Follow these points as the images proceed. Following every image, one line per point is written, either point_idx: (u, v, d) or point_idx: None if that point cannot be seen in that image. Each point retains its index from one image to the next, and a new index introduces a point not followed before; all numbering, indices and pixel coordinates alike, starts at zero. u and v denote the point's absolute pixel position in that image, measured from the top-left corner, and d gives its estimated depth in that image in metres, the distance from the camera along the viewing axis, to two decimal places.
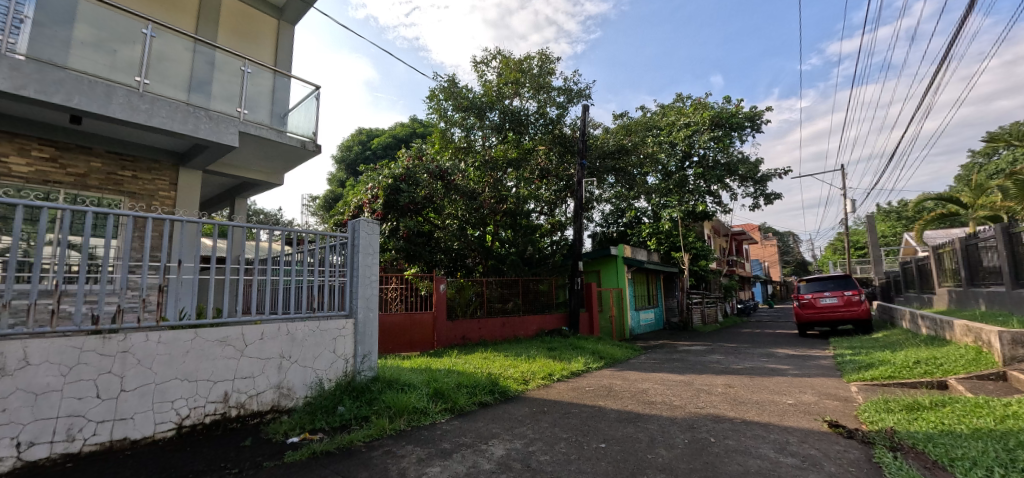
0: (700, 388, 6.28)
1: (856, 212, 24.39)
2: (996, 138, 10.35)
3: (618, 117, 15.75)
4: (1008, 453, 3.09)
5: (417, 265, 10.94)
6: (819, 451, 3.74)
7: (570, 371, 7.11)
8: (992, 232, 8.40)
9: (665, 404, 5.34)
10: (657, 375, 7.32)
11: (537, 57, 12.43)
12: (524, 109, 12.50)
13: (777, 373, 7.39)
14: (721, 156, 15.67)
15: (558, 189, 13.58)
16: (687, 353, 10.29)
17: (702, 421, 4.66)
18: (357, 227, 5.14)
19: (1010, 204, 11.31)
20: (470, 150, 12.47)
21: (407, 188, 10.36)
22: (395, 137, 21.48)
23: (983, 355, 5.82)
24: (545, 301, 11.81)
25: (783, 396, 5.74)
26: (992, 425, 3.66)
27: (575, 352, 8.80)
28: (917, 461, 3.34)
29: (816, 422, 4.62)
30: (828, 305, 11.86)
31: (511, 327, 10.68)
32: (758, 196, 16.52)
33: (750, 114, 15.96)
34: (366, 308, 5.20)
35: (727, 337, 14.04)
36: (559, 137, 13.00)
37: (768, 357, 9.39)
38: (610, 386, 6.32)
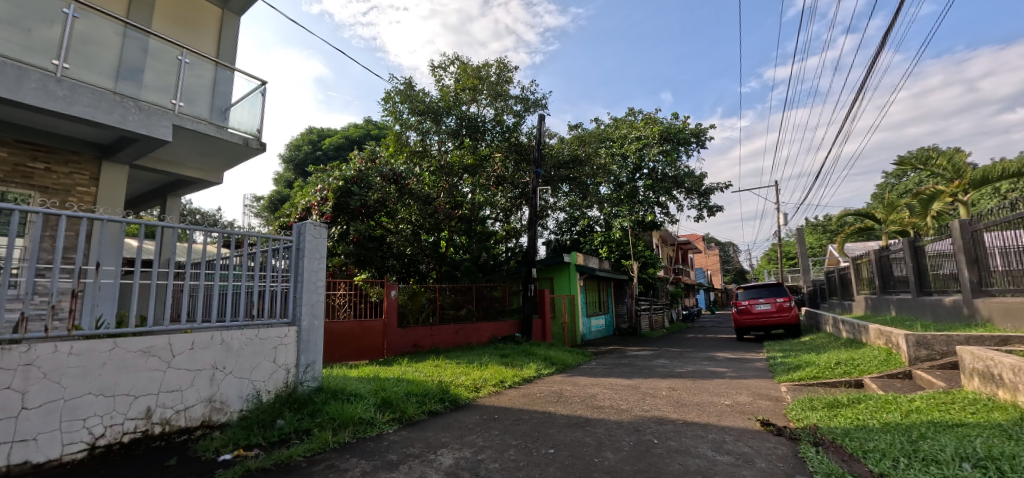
0: (646, 391, 6.49)
1: (788, 225, 26.19)
2: (904, 162, 11.51)
3: (573, 128, 16.11)
4: (911, 444, 3.40)
5: (368, 270, 10.67)
6: (752, 449, 3.96)
7: (521, 377, 7.15)
8: (901, 245, 9.28)
9: (613, 408, 5.48)
10: (606, 380, 7.49)
11: (495, 65, 12.47)
12: (481, 116, 12.47)
13: (717, 376, 7.77)
14: (669, 169, 16.35)
15: (513, 196, 13.82)
16: (635, 357, 10.62)
17: (647, 423, 4.81)
18: (303, 230, 4.96)
19: (917, 220, 12.56)
20: (426, 154, 12.31)
21: (358, 191, 10.08)
22: (347, 138, 20.85)
23: (894, 355, 6.40)
24: (499, 307, 11.81)
25: (722, 398, 6.04)
26: (899, 419, 4.02)
27: (527, 359, 8.86)
28: (836, 454, 3.62)
29: (750, 421, 4.90)
30: (763, 311, 12.64)
31: (464, 334, 10.57)
32: (702, 208, 17.35)
33: (697, 130, 16.73)
34: (311, 316, 4.99)
35: (672, 342, 14.60)
36: (516, 145, 13.20)
37: (709, 360, 9.86)
38: (560, 392, 6.40)
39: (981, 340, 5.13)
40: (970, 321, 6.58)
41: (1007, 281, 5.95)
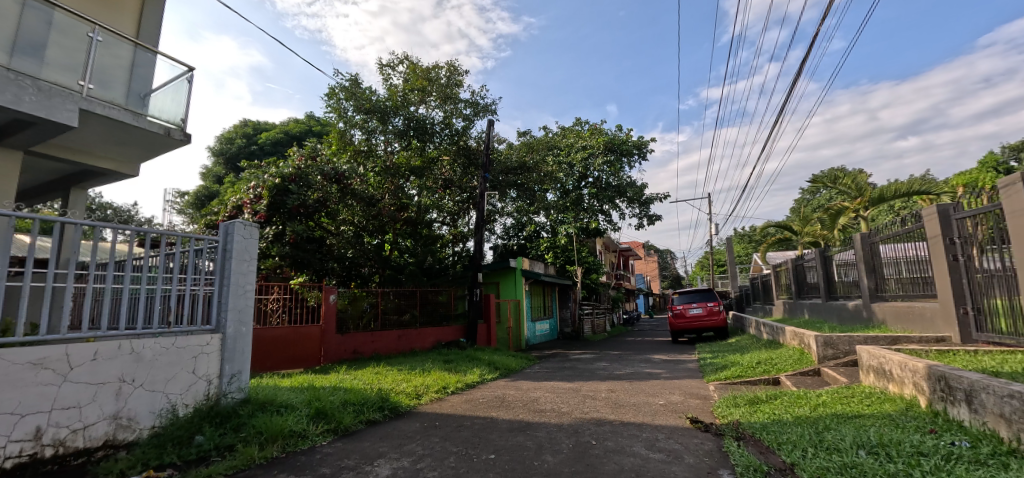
0: (586, 394, 6.66)
1: (719, 235, 27.92)
2: (816, 180, 12.69)
3: (522, 135, 16.28)
4: (818, 435, 3.73)
5: (306, 273, 10.12)
6: (681, 445, 4.18)
7: (464, 382, 7.09)
8: (813, 255, 10.18)
9: (554, 411, 5.57)
10: (548, 383, 7.60)
11: (445, 67, 12.37)
12: (430, 117, 12.24)
13: (653, 377, 8.11)
14: (613, 179, 16.93)
15: (460, 200, 13.73)
16: (577, 361, 10.86)
17: (586, 425, 4.94)
18: (230, 230, 4.67)
19: (827, 233, 13.84)
20: (371, 154, 11.96)
21: (296, 189, 9.57)
22: (287, 133, 19.80)
23: (806, 355, 6.98)
24: (443, 312, 11.64)
25: (656, 398, 6.32)
26: (808, 413, 4.40)
27: (471, 364, 8.82)
28: (755, 447, 3.90)
29: (681, 419, 5.15)
30: (695, 315, 13.36)
31: (406, 340, 10.29)
32: (642, 217, 18.09)
33: (638, 143, 17.44)
34: (238, 322, 4.70)
35: (612, 345, 15.05)
36: (464, 148, 12.79)
37: (646, 362, 10.29)
38: (503, 397, 6.40)
39: (877, 340, 5.72)
40: (869, 323, 7.32)
41: (898, 287, 6.67)
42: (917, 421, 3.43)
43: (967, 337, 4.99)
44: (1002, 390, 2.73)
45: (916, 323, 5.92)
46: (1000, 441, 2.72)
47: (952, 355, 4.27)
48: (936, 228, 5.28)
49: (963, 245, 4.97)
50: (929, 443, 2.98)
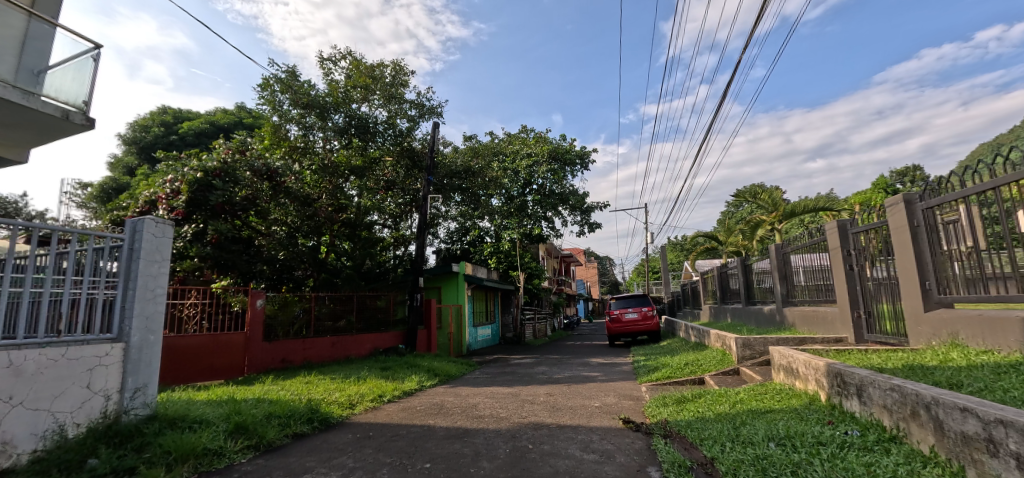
0: (524, 398, 6.71)
1: (653, 243, 29.32)
2: (739, 195, 13.69)
3: (468, 139, 16.22)
4: (735, 430, 4.00)
5: (230, 275, 9.40)
6: (614, 446, 4.32)
7: (401, 390, 6.90)
8: (736, 264, 10.95)
9: (492, 417, 5.56)
10: (487, 389, 7.58)
11: (391, 66, 12.13)
12: (372, 116, 11.88)
13: (589, 380, 8.32)
14: (556, 187, 17.24)
15: (403, 202, 13.55)
16: (517, 366, 10.92)
17: (523, 429, 4.97)
18: (139, 228, 4.36)
19: (748, 243, 14.95)
20: (308, 151, 11.29)
21: (222, 186, 8.73)
22: (212, 124, 18.39)
23: (727, 356, 7.49)
24: (382, 318, 11.29)
25: (592, 400, 6.50)
26: (727, 410, 4.72)
27: (409, 370, 8.61)
28: (680, 444, 4.12)
29: (614, 420, 5.33)
30: (631, 319, 13.91)
31: (341, 347, 9.87)
32: (583, 224, 18.57)
33: (581, 152, 17.91)
34: (144, 331, 4.33)
35: (552, 349, 15.33)
36: (408, 150, 12.70)
37: (584, 366, 10.56)
38: (441, 404, 6.30)
39: (786, 341, 6.25)
40: (781, 326, 7.99)
41: (805, 293, 7.33)
42: (818, 413, 3.78)
43: (860, 338, 5.58)
44: (885, 384, 3.07)
45: (820, 326, 6.53)
46: (883, 429, 3.05)
47: (847, 353, 4.75)
48: (836, 240, 5.87)
49: (857, 256, 5.56)
50: (827, 433, 3.29)
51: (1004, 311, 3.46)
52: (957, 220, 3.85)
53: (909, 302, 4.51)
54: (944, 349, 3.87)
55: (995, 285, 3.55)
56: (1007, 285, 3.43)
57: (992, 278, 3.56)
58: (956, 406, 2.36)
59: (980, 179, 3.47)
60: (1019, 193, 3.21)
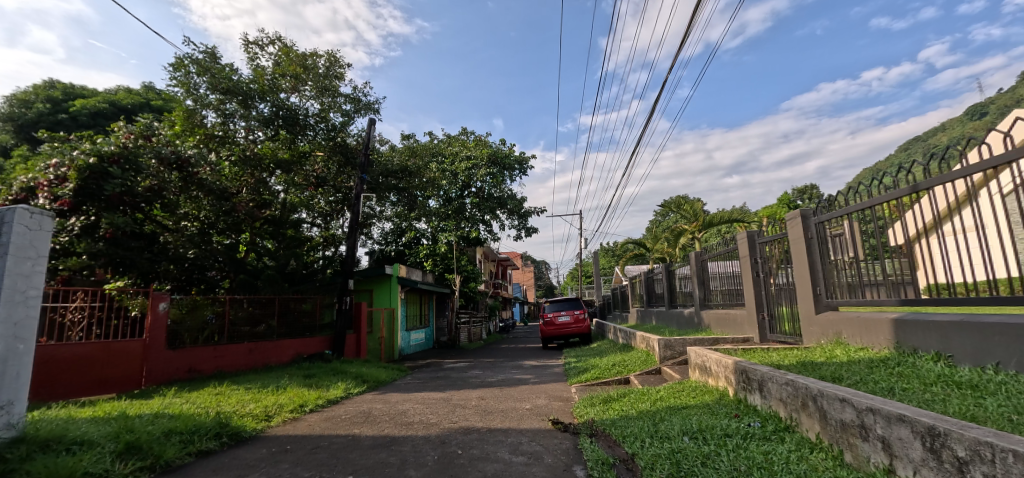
0: (456, 403, 6.65)
1: (587, 249, 30.31)
2: (665, 205, 14.52)
3: (406, 138, 15.85)
4: (653, 425, 4.23)
5: (129, 276, 8.48)
6: (542, 447, 4.39)
7: (326, 399, 6.57)
8: (661, 269, 11.59)
9: (421, 423, 5.45)
10: (418, 394, 7.41)
11: (324, 57, 11.58)
12: (302, 108, 11.24)
13: (522, 383, 8.42)
14: (494, 190, 17.28)
15: (334, 201, 13.15)
16: (450, 370, 10.80)
17: (453, 435, 4.92)
18: (9, 220, 3.87)
19: (673, 251, 15.89)
20: (227, 141, 10.43)
21: (120, 174, 7.62)
22: (112, 103, 16.47)
23: (651, 356, 7.90)
24: (307, 322, 10.70)
25: (524, 402, 6.57)
26: (649, 407, 4.97)
27: (335, 377, 8.22)
28: (604, 442, 4.28)
29: (544, 421, 5.42)
30: (563, 322, 14.26)
31: (259, 354, 9.21)
32: (520, 228, 18.77)
33: (520, 158, 18.05)
34: (12, 338, 3.79)
35: (486, 353, 15.35)
36: (341, 145, 12.04)
37: (517, 368, 10.66)
38: (369, 412, 6.08)
39: (702, 342, 6.71)
40: (699, 327, 8.57)
41: (720, 297, 7.90)
42: (726, 407, 4.09)
43: (764, 337, 6.12)
44: (781, 378, 3.38)
45: (731, 327, 7.08)
46: (779, 420, 3.35)
47: (752, 352, 5.20)
48: (746, 249, 6.40)
49: (763, 264, 6.09)
50: (733, 425, 3.56)
51: (878, 313, 3.95)
52: (841, 234, 4.35)
53: (804, 305, 5.01)
54: (831, 346, 4.34)
55: (871, 290, 4.04)
56: (880, 290, 3.93)
57: (869, 284, 4.06)
58: (837, 397, 2.64)
59: (864, 197, 3.94)
60: (891, 212, 3.68)
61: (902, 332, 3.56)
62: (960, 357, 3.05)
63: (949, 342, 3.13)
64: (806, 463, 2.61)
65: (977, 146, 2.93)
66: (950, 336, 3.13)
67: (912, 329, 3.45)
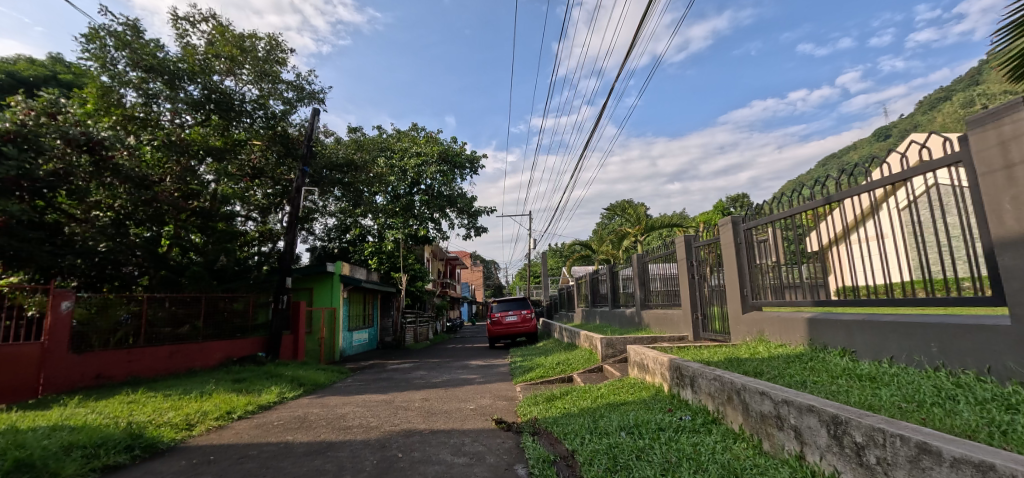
0: (399, 405, 6.50)
1: (536, 249, 30.66)
2: (611, 209, 14.99)
3: (352, 131, 15.33)
4: (593, 422, 4.34)
5: (24, 271, 7.49)
6: (484, 447, 4.39)
7: (257, 404, 6.22)
8: (605, 270, 11.95)
9: (361, 427, 5.28)
10: (359, 397, 7.18)
11: (264, 39, 10.96)
12: (238, 92, 10.60)
13: (467, 383, 8.38)
14: (444, 188, 17.07)
15: (272, 193, 12.48)
16: (394, 371, 10.56)
17: (394, 438, 4.81)
18: None
19: (618, 252, 16.43)
20: (150, 124, 9.63)
21: (17, 156, 6.65)
22: (11, 75, 14.65)
23: (593, 355, 8.13)
24: (238, 323, 10.06)
25: (468, 403, 6.54)
26: (589, 404, 5.11)
27: (269, 381, 7.79)
28: (546, 439, 4.35)
29: (487, 421, 5.42)
30: (510, 322, 14.35)
31: (182, 357, 8.55)
32: (470, 227, 18.68)
33: (471, 157, 17.93)
34: None
35: (432, 353, 15.15)
36: (281, 135, 11.44)
37: (463, 368, 10.59)
38: (305, 417, 5.81)
39: (642, 340, 6.99)
40: (639, 326, 8.92)
41: (659, 297, 8.25)
42: (661, 402, 4.29)
43: (697, 335, 6.47)
44: (710, 374, 3.59)
45: (668, 326, 7.42)
46: (707, 413, 3.56)
47: (686, 350, 5.48)
48: (683, 252, 6.74)
49: (698, 266, 6.43)
50: (666, 419, 3.74)
51: (795, 313, 4.29)
52: (765, 239, 4.70)
53: (732, 305, 5.35)
54: (754, 343, 4.66)
55: (790, 292, 4.38)
56: (797, 293, 4.27)
57: (789, 286, 4.39)
58: (757, 390, 2.84)
59: (786, 205, 4.26)
60: (809, 221, 4.00)
61: (815, 330, 3.89)
62: (861, 353, 3.38)
63: (853, 339, 3.45)
64: (730, 453, 2.79)
65: (880, 165, 3.26)
66: (854, 333, 3.45)
67: (824, 327, 3.78)
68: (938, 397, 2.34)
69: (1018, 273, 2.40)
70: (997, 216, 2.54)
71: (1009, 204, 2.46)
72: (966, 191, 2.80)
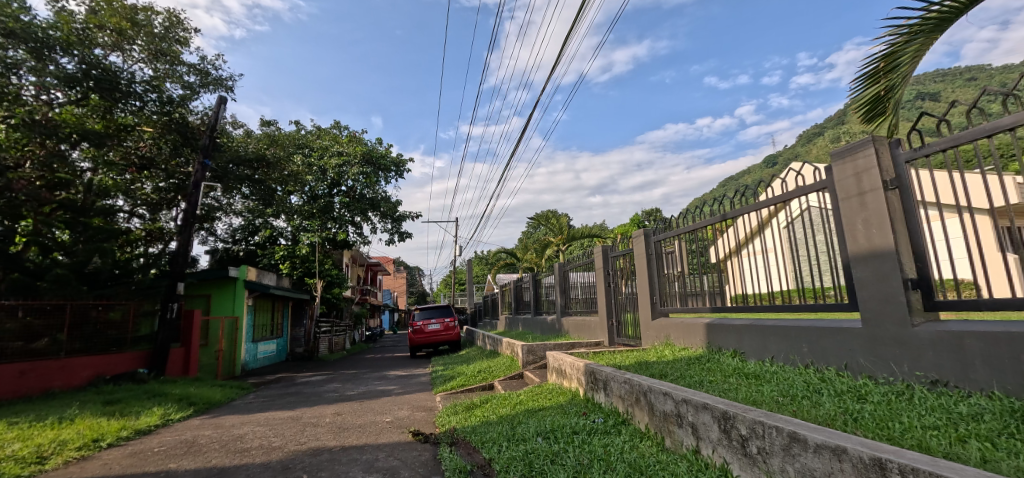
0: (307, 422, 6.10)
1: (462, 256, 30.43)
2: (536, 218, 15.35)
3: (266, 125, 14.29)
4: (511, 429, 4.37)
5: None
6: (399, 461, 4.26)
7: (134, 430, 5.50)
8: (529, 278, 12.17)
9: (261, 448, 4.87)
10: (262, 415, 6.63)
11: (162, 14, 9.92)
12: (127, 72, 9.41)
13: (384, 394, 8.08)
14: (367, 191, 16.44)
15: (165, 187, 11.25)
16: (304, 384, 9.89)
17: (299, 458, 4.50)
18: None
19: (542, 261, 16.81)
20: (10, 99, 8.27)
21: None
22: None
23: (514, 362, 8.23)
24: (115, 335, 8.88)
25: (384, 415, 6.30)
26: (508, 411, 5.16)
27: (152, 402, 6.94)
28: (464, 449, 4.31)
29: (403, 434, 5.26)
30: (433, 330, 14.08)
31: (39, 376, 7.36)
32: (393, 232, 18.14)
33: (397, 159, 17.45)
34: None
35: (348, 364, 14.44)
36: (178, 122, 10.37)
37: (381, 379, 10.20)
38: (194, 440, 5.25)
39: (561, 346, 7.20)
40: (560, 333, 9.18)
41: (578, 305, 8.57)
42: (576, 406, 4.44)
43: (612, 341, 6.80)
44: (620, 377, 3.78)
45: (586, 332, 7.73)
46: (618, 415, 3.75)
47: (600, 355, 5.74)
48: (600, 262, 7.10)
49: (614, 275, 6.79)
50: (580, 423, 3.88)
51: (696, 319, 4.67)
52: (670, 251, 5.13)
53: (643, 312, 5.70)
54: (661, 347, 5.00)
55: (693, 299, 4.76)
56: (698, 300, 4.66)
57: (691, 293, 4.78)
58: (661, 391, 3.04)
59: (689, 221, 4.68)
60: (710, 235, 4.39)
61: (712, 334, 4.25)
62: (748, 353, 3.76)
63: (742, 341, 3.82)
64: (636, 451, 2.95)
65: (766, 189, 3.66)
66: (743, 336, 3.83)
67: (719, 331, 4.15)
68: (807, 390, 2.67)
69: (867, 283, 2.81)
70: (852, 235, 2.96)
71: (861, 225, 2.88)
72: (831, 214, 3.23)
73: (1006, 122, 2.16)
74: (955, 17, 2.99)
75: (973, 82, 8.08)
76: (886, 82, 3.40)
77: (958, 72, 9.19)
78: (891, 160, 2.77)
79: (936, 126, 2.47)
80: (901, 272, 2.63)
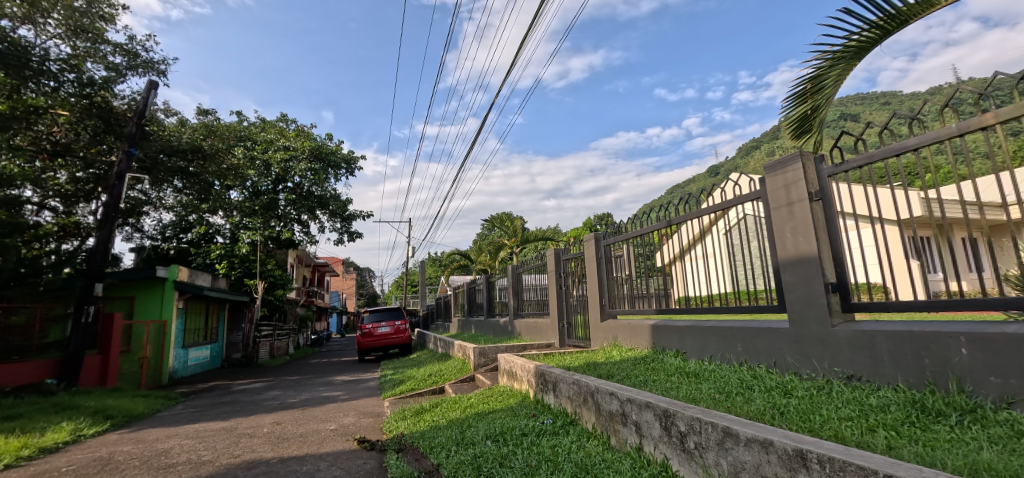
0: (242, 432, 5.77)
1: (415, 257, 29.89)
2: (490, 220, 15.36)
3: (203, 114, 13.44)
4: (459, 433, 4.34)
5: None
6: (342, 471, 4.12)
7: (38, 448, 4.99)
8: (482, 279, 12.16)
9: (188, 463, 4.56)
10: (191, 427, 6.21)
11: None
12: (38, 47, 8.55)
13: (329, 401, 7.78)
14: (315, 188, 15.82)
15: (83, 177, 10.33)
16: (241, 393, 9.36)
17: (231, 472, 4.25)
18: None
19: (495, 262, 16.83)
20: None
21: None
22: None
23: (466, 365, 8.19)
24: (17, 342, 8.07)
25: (327, 423, 6.07)
26: (456, 415, 5.12)
27: (62, 416, 6.33)
28: (411, 456, 4.23)
29: (348, 442, 5.09)
30: (383, 333, 13.73)
31: None
32: (342, 232, 17.57)
33: (348, 157, 16.92)
34: None
35: (292, 369, 13.81)
36: (100, 107, 9.59)
37: (326, 385, 9.83)
38: (111, 457, 4.83)
39: (512, 348, 7.23)
40: (512, 335, 9.22)
41: (531, 307, 8.65)
42: (526, 408, 4.48)
43: (562, 342, 6.90)
44: (569, 378, 3.85)
45: (538, 334, 7.82)
46: (567, 415, 3.82)
47: (551, 356, 5.82)
48: (552, 265, 7.21)
49: (565, 278, 6.91)
50: (529, 424, 3.92)
51: (642, 320, 4.84)
52: (619, 255, 5.30)
53: (593, 315, 5.83)
54: (610, 348, 5.14)
55: (640, 301, 4.93)
56: (645, 303, 4.84)
57: (638, 296, 4.95)
58: (607, 391, 3.13)
59: (637, 225, 4.85)
60: (656, 239, 4.57)
61: (657, 335, 4.42)
62: (690, 353, 3.94)
63: (685, 342, 4.00)
64: (583, 450, 3.02)
65: (708, 197, 3.84)
66: (685, 337, 4.00)
67: (664, 332, 4.31)
68: (741, 387, 2.84)
69: (795, 286, 3.02)
70: (782, 242, 3.17)
71: (790, 233, 3.09)
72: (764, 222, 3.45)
73: (913, 142, 2.40)
74: (871, 45, 3.28)
75: (887, 105, 8.91)
76: (813, 101, 3.68)
77: (877, 94, 10.09)
78: (816, 173, 3.00)
79: (855, 143, 2.70)
80: (823, 276, 2.85)
